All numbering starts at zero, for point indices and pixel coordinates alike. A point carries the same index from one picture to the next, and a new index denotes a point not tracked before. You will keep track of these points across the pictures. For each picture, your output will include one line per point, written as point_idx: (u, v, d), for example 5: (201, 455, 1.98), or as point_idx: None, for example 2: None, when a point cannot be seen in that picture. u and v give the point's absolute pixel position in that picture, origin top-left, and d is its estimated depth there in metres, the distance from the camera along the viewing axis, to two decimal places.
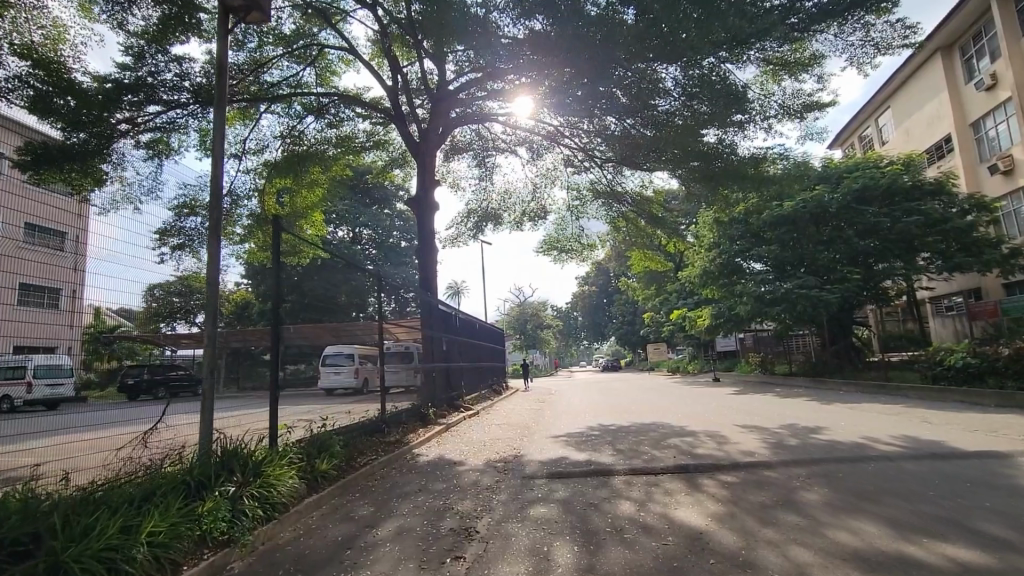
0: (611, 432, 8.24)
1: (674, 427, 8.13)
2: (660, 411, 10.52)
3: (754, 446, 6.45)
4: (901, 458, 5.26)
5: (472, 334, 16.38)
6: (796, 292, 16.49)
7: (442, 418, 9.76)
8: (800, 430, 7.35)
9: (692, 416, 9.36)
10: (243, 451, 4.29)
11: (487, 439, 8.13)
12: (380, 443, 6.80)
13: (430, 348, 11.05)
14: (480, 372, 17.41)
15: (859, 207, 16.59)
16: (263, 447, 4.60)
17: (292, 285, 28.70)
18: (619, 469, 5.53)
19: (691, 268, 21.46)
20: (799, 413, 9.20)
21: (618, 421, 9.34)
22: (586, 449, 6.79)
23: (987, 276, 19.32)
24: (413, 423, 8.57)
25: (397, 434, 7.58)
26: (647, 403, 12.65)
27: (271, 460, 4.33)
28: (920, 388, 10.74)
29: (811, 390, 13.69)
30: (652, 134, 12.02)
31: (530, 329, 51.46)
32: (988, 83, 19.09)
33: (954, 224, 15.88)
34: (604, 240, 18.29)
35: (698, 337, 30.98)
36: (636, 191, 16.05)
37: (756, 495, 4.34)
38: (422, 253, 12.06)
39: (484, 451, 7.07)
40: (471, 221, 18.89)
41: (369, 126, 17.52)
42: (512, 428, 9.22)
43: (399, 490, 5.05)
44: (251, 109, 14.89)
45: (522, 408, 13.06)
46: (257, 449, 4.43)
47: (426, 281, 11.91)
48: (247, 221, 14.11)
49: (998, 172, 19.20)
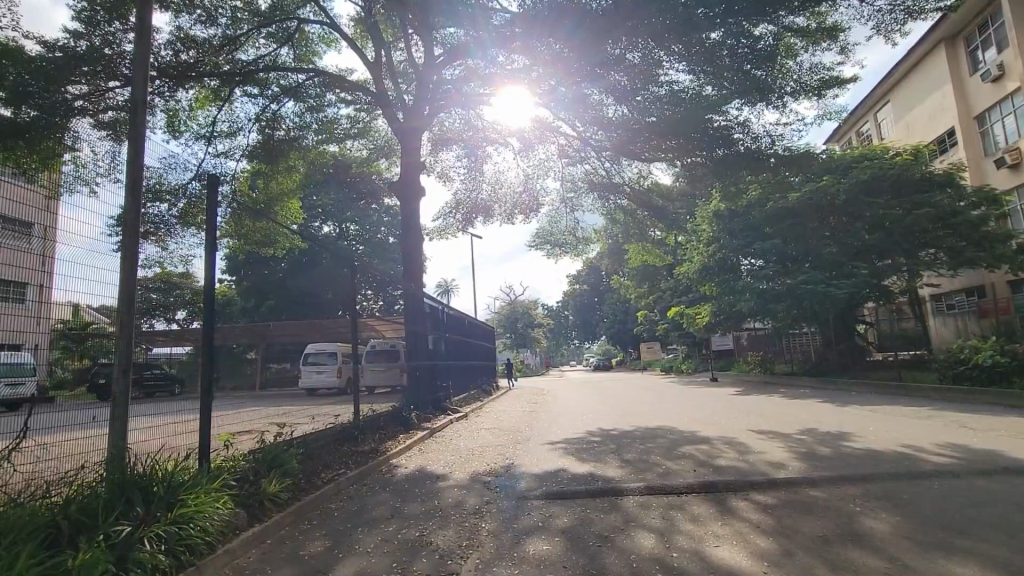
0: (613, 438, 7.39)
1: (684, 433, 7.29)
2: (663, 414, 9.69)
3: (781, 457, 5.61)
4: (963, 474, 4.44)
5: (461, 332, 15.42)
6: (802, 288, 15.74)
7: (426, 422, 8.83)
8: (826, 436, 6.55)
9: (700, 420, 8.54)
10: (158, 474, 3.38)
11: (475, 447, 7.23)
12: (351, 454, 5.86)
13: (415, 346, 10.10)
14: (469, 373, 16.46)
15: (866, 199, 15.88)
16: (191, 468, 3.68)
17: (274, 282, 27.58)
18: (631, 486, 4.65)
19: (688, 264, 20.72)
20: (816, 416, 8.41)
21: (620, 425, 8.49)
22: (588, 460, 5.91)
23: (992, 272, 18.76)
24: (393, 429, 7.63)
25: (375, 442, 6.64)
26: (646, 405, 11.84)
27: (196, 484, 3.42)
28: (941, 389, 10.03)
29: (819, 392, 12.95)
30: (657, 116, 11.20)
31: (520, 328, 50.60)
32: (995, 74, 18.58)
33: (964, 217, 15.27)
34: (601, 234, 17.47)
35: (692, 336, 30.33)
36: (634, 183, 15.22)
37: (807, 524, 3.48)
38: (408, 242, 11.13)
39: (471, 462, 6.17)
40: (460, 213, 17.96)
41: (353, 112, 16.56)
42: (503, 434, 8.32)
43: (366, 515, 4.13)
44: (224, 91, 13.65)
45: (514, 411, 12.18)
46: (180, 471, 3.52)
47: (411, 273, 10.96)
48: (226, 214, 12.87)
49: (1004, 165, 18.70)
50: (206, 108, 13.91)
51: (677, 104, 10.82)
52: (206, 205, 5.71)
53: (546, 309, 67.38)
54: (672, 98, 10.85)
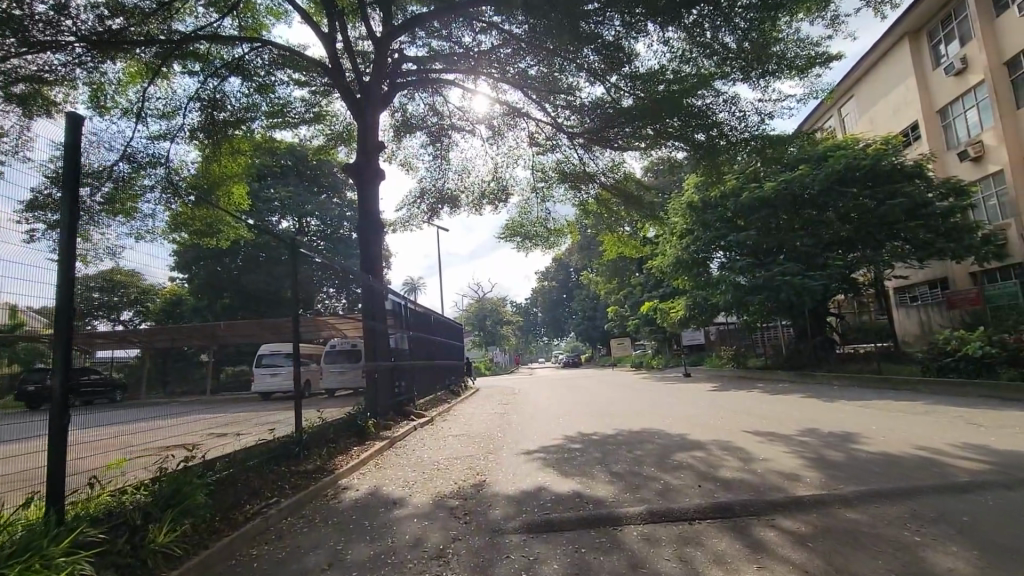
0: (597, 445, 6.61)
1: (674, 438, 6.55)
2: (645, 414, 8.96)
3: (792, 465, 4.90)
4: (1014, 486, 3.81)
5: (424, 330, 14.38)
6: (778, 279, 15.41)
7: (385, 430, 7.83)
8: (831, 439, 5.92)
9: (688, 421, 7.85)
10: None
11: (441, 459, 6.31)
12: (290, 477, 4.89)
13: (374, 345, 9.09)
14: (435, 373, 15.45)
15: (841, 189, 15.63)
16: (29, 530, 2.70)
17: (226, 279, 25.81)
18: (631, 509, 3.85)
19: (661, 258, 20.26)
20: (809, 416, 7.81)
21: (602, 429, 7.71)
22: (572, 475, 5.08)
23: (954, 263, 18.96)
24: (346, 439, 6.63)
25: (323, 458, 5.63)
26: (623, 404, 11.15)
27: (22, 556, 2.47)
28: (928, 382, 9.71)
29: (800, 386, 12.53)
30: (637, 97, 10.50)
31: (489, 326, 49.63)
32: (958, 67, 18.71)
33: (934, 209, 15.21)
34: (574, 226, 16.71)
35: (662, 332, 30.04)
36: (607, 172, 14.25)
37: (866, 568, 2.71)
38: (365, 229, 10.07)
39: (436, 480, 5.25)
40: (424, 203, 16.87)
41: (309, 94, 15.37)
42: (474, 442, 7.44)
43: (296, 565, 3.20)
44: (165, 66, 12.24)
45: (483, 413, 11.26)
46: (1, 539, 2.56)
47: (368, 264, 9.97)
48: (173, 205, 11.64)
49: (967, 159, 18.88)
50: (140, 85, 12.44)
51: (657, 82, 10.12)
52: (68, 164, 4.05)
53: (514, 306, 66.57)
54: (650, 78, 10.17)
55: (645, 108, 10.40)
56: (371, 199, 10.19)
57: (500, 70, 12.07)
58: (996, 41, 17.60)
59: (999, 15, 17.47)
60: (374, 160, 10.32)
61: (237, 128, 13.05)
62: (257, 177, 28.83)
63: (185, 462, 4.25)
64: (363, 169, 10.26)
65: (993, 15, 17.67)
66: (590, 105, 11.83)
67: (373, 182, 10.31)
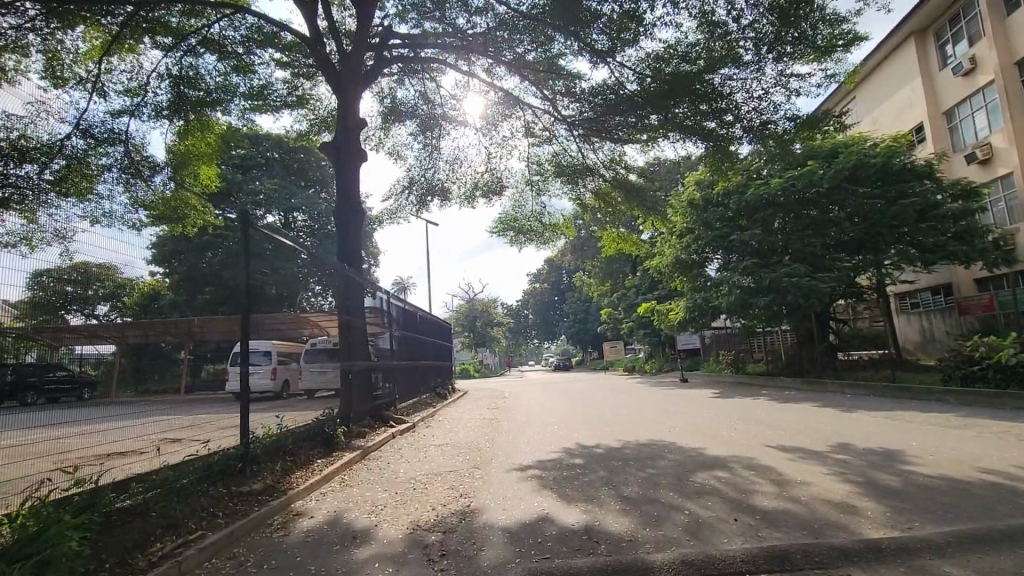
0: (601, 461, 5.72)
1: (689, 455, 5.66)
2: (650, 424, 8.09)
3: (840, 492, 4.05)
4: None
5: (408, 330, 13.38)
6: (785, 281, 14.56)
7: (358, 440, 6.85)
8: (875, 458, 5.11)
9: (701, 433, 7.01)
10: None
11: (420, 475, 5.39)
12: (229, 503, 3.95)
13: (350, 346, 8.06)
14: (419, 375, 14.45)
15: (849, 187, 14.93)
16: None
17: (205, 274, 24.65)
18: (657, 552, 3.00)
19: (659, 257, 19.44)
20: (834, 430, 6.99)
21: (604, 441, 6.81)
22: (576, 501, 4.18)
23: (957, 267, 18.33)
24: (309, 451, 5.67)
25: (278, 475, 4.73)
26: (624, 412, 10.25)
27: None
28: (954, 393, 8.97)
29: (810, 395, 11.72)
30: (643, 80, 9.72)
31: (479, 327, 48.50)
32: (967, 67, 18.15)
33: (945, 211, 14.56)
34: (571, 222, 15.82)
35: (658, 335, 29.25)
36: (606, 166, 13.38)
37: None
38: (342, 216, 9.10)
39: (412, 503, 4.36)
40: (413, 194, 15.91)
41: (290, 77, 14.44)
42: (460, 454, 6.51)
43: None
44: (136, 40, 11.04)
45: (470, 420, 10.29)
46: None
47: (346, 254, 9.01)
48: (136, 187, 10.73)
49: (974, 162, 18.30)
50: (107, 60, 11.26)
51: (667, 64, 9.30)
52: None
53: (505, 308, 65.51)
54: (657, 59, 9.37)
55: (649, 93, 9.61)
56: (351, 184, 9.21)
57: (495, 52, 11.23)
58: (1007, 40, 17.08)
59: (1011, 14, 16.95)
60: (356, 141, 9.34)
61: (210, 107, 12.08)
62: (241, 169, 27.68)
63: (79, 490, 3.39)
64: (344, 150, 9.25)
65: (1005, 14, 17.14)
66: (591, 91, 10.99)
67: (354, 165, 9.34)
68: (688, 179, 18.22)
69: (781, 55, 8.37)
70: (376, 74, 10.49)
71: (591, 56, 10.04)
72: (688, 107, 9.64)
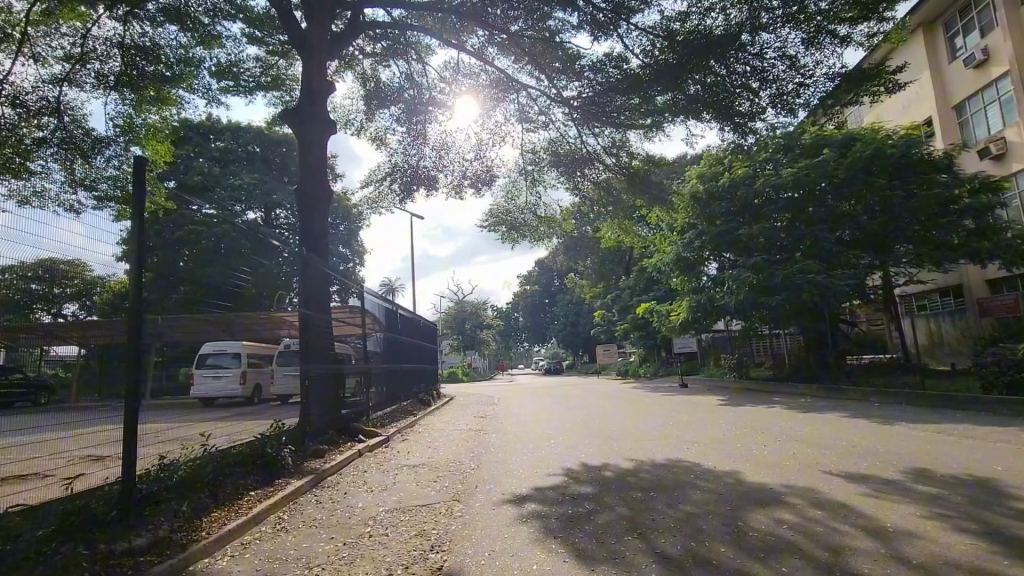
0: (618, 490, 4.50)
1: (727, 482, 4.47)
2: (664, 440, 6.88)
3: (966, 552, 2.88)
4: None
5: (387, 331, 12.06)
6: (798, 279, 13.49)
7: (315, 461, 5.56)
8: (972, 491, 3.97)
9: (731, 453, 5.82)
10: None
11: (382, 513, 4.12)
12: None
13: (308, 343, 6.76)
14: (399, 381, 13.10)
15: (866, 178, 13.88)
16: None
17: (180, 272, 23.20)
18: None
19: (660, 255, 18.34)
20: (887, 450, 5.83)
21: (616, 461, 5.58)
22: (597, 560, 2.98)
23: (970, 266, 17.28)
24: (238, 482, 4.40)
25: (178, 522, 3.47)
26: (628, 424, 9.05)
27: None
28: (1006, 402, 7.88)
29: (831, 403, 10.62)
30: (653, 54, 8.33)
31: (469, 330, 47.12)
32: (980, 58, 17.24)
33: (966, 204, 13.58)
34: (569, 216, 14.60)
35: (654, 339, 28.22)
36: (607, 153, 12.20)
37: None
38: (305, 190, 7.85)
39: (357, 564, 3.09)
40: (396, 182, 14.58)
41: (265, 54, 13.10)
42: (437, 479, 5.24)
43: None
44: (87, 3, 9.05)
45: (453, 431, 9.01)
46: None
47: (307, 236, 7.77)
48: (74, 167, 8.98)
49: (987, 157, 17.41)
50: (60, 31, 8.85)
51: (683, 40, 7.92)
52: None
53: (495, 311, 64.03)
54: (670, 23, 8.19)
55: (660, 67, 8.26)
56: (316, 156, 7.96)
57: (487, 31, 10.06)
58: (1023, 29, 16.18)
59: None
60: (323, 107, 8.09)
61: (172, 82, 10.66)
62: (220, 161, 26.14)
63: None
64: (309, 116, 7.99)
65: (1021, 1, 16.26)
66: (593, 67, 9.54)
67: (323, 135, 8.10)
68: (691, 171, 17.13)
69: (818, 11, 7.24)
70: (347, 38, 9.11)
71: (593, 31, 8.89)
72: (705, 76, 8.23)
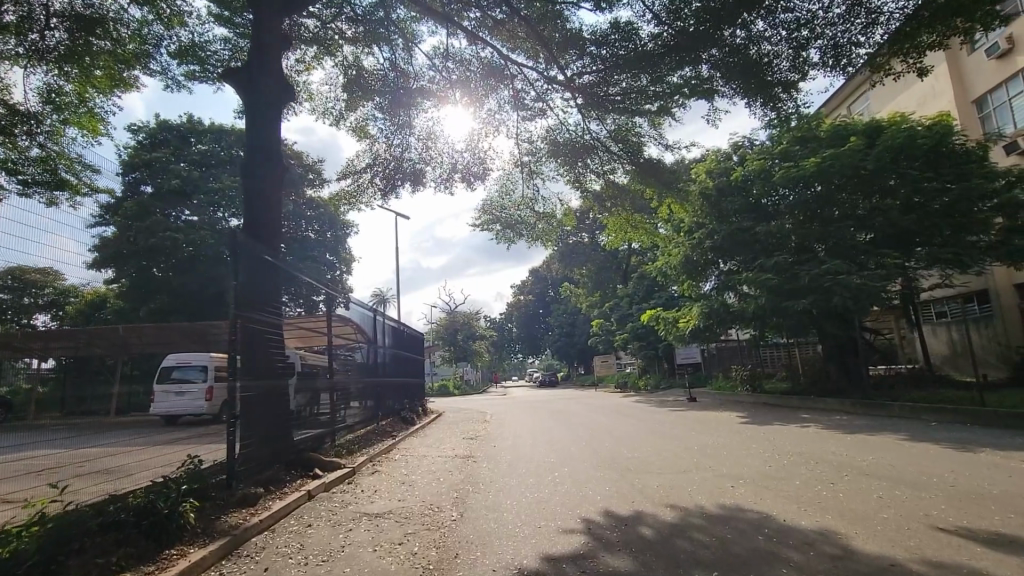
0: (668, 563, 3.09)
1: (830, 556, 3.04)
2: (706, 476, 5.43)
3: None
4: None
5: (369, 341, 10.58)
6: (828, 280, 12.24)
7: (237, 516, 4.08)
8: None
9: (800, 496, 4.41)
10: None
11: None
12: None
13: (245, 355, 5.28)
14: (381, 398, 11.61)
15: (895, 169, 12.66)
16: None
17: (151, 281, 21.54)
18: None
19: (667, 257, 16.96)
20: (1005, 490, 4.42)
21: (652, 510, 4.15)
22: None
23: (996, 268, 16.00)
24: (94, 562, 2.96)
25: None
26: (649, 449, 7.61)
27: None
28: None
29: (874, 421, 9.26)
30: (676, 12, 6.83)
31: (461, 340, 45.45)
32: (1004, 47, 15.96)
33: (1007, 198, 12.35)
34: (572, 213, 13.20)
35: (656, 348, 26.83)
36: (611, 140, 10.86)
37: None
38: (252, 174, 6.42)
39: None
40: (377, 175, 13.09)
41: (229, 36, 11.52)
42: (402, 541, 3.76)
43: None
44: None
45: (437, 458, 7.49)
46: None
47: (255, 225, 6.35)
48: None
49: (1015, 152, 16.15)
50: None
51: None
52: None
53: (488, 321, 62.45)
54: None
55: (681, 34, 6.91)
56: (271, 134, 6.58)
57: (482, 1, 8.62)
58: None
59: None
60: (276, 65, 6.69)
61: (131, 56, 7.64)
62: (199, 164, 24.23)
63: None
64: (257, 79, 6.61)
65: None
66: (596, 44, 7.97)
67: (276, 102, 6.69)
68: (699, 168, 15.90)
69: None
70: None
71: None
72: (747, 30, 6.75)
